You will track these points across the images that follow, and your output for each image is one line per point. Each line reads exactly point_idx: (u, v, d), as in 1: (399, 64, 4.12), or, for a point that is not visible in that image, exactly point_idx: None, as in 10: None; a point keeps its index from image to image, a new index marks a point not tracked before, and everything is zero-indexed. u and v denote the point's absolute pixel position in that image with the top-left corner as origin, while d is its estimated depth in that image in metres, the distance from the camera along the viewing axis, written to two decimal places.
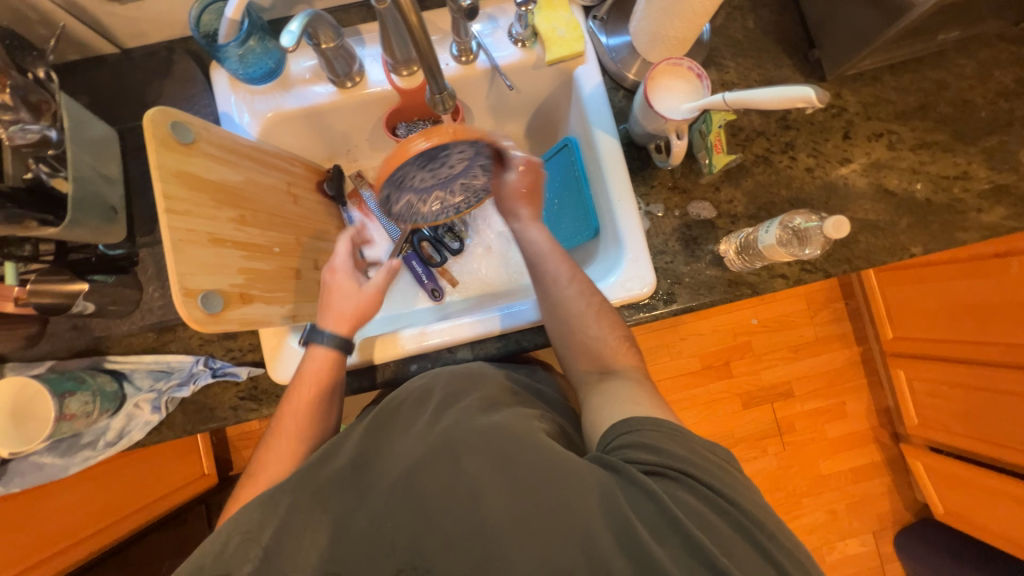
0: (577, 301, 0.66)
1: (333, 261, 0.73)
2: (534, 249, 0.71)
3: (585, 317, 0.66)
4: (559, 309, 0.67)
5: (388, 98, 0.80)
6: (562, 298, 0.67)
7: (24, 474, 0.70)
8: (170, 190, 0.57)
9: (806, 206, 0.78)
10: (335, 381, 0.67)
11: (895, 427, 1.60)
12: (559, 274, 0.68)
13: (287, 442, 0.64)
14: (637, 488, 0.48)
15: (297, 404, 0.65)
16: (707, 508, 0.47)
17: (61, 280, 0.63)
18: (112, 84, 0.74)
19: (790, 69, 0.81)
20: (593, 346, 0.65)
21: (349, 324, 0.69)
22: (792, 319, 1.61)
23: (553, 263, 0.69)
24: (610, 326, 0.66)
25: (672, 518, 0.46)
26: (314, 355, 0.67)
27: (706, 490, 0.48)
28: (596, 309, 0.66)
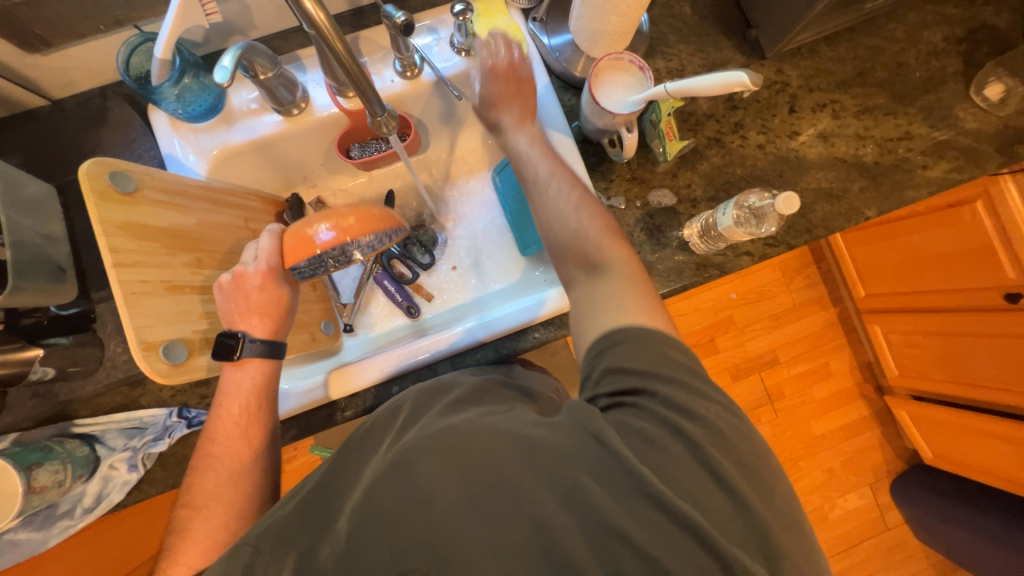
0: (557, 197, 0.62)
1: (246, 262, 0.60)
2: (523, 151, 0.67)
3: (568, 208, 0.61)
4: (544, 207, 0.63)
5: (337, 121, 0.79)
6: (543, 195, 0.63)
7: (1, 554, 0.67)
8: (116, 243, 0.55)
9: (762, 182, 0.80)
10: (267, 408, 0.62)
11: (877, 380, 1.65)
12: (543, 172, 0.64)
13: (228, 483, 0.57)
14: (600, 442, 0.45)
15: (233, 439, 0.59)
16: (663, 436, 0.45)
17: (14, 348, 0.60)
18: (45, 138, 0.71)
19: (731, 51, 0.82)
20: (577, 236, 0.59)
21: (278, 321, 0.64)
22: (768, 289, 1.64)
23: (534, 164, 0.65)
24: (599, 222, 0.60)
25: (629, 465, 0.43)
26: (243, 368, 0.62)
27: (664, 416, 0.46)
28: (578, 199, 0.61)
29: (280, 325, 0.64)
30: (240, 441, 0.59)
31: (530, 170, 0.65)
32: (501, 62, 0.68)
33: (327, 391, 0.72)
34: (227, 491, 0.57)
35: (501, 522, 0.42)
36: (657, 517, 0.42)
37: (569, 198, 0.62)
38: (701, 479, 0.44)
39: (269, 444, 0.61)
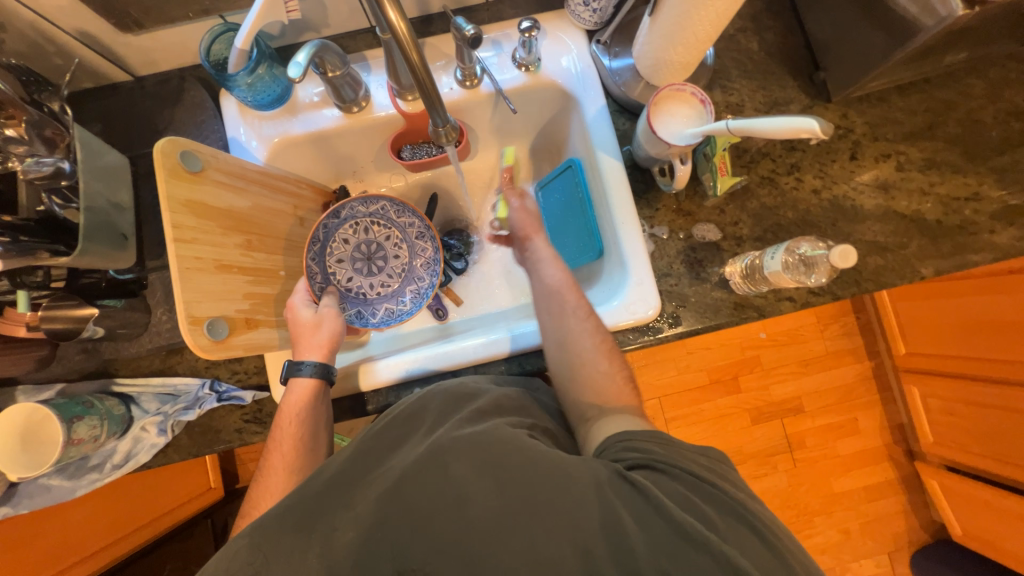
0: (584, 335, 0.64)
1: (293, 300, 0.71)
2: (555, 281, 0.70)
3: (590, 349, 0.64)
4: (567, 341, 0.65)
5: (393, 122, 0.81)
6: (570, 331, 0.65)
7: (32, 496, 0.70)
8: (179, 220, 0.58)
9: (813, 228, 0.77)
10: (317, 408, 0.65)
11: (909, 444, 1.56)
12: (558, 284, 0.69)
13: (278, 471, 0.61)
14: (625, 480, 0.47)
15: (286, 433, 0.62)
16: (689, 491, 0.47)
17: (72, 306, 0.64)
18: (125, 110, 0.76)
19: (795, 91, 0.80)
20: (591, 376, 0.62)
21: (321, 350, 0.67)
22: (802, 333, 1.58)
23: (570, 298, 0.68)
24: (602, 346, 0.65)
25: (657, 503, 0.45)
26: (294, 388, 0.65)
27: (690, 477, 0.48)
28: (594, 330, 0.65)
29: (322, 340, 0.68)
30: (290, 435, 0.62)
31: (547, 282, 0.70)
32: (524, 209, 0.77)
33: (352, 382, 0.74)
34: (275, 478, 0.61)
35: (534, 534, 0.44)
36: (683, 550, 0.43)
37: (580, 321, 0.65)
38: (730, 523, 0.45)
39: (319, 443, 0.63)
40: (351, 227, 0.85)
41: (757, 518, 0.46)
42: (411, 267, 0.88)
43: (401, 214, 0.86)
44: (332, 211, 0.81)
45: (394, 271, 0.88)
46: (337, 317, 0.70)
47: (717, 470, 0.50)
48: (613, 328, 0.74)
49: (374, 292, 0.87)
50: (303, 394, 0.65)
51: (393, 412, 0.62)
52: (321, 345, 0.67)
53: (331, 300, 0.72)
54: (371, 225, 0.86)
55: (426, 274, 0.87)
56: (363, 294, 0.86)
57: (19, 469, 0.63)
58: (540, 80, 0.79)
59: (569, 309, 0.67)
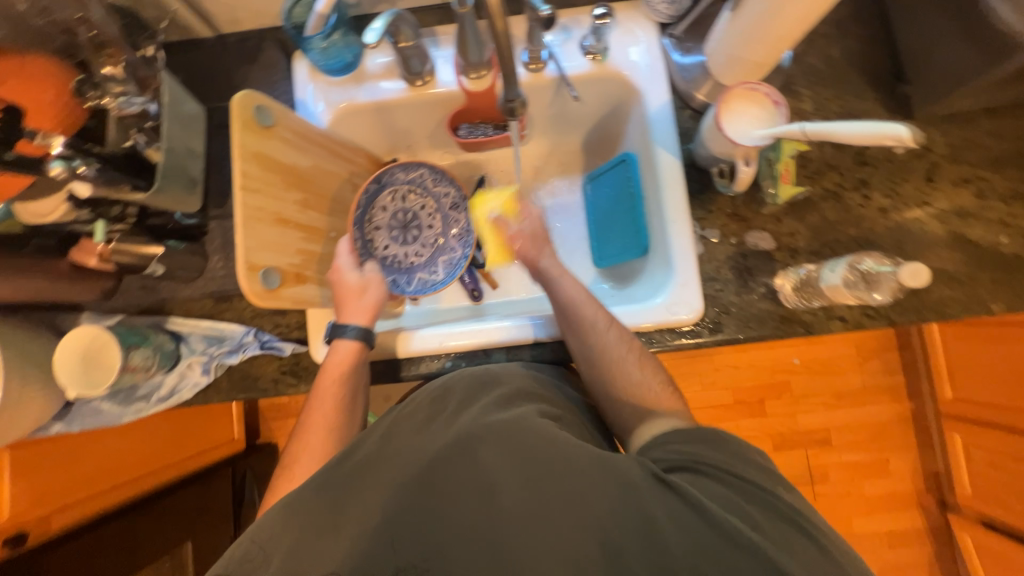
0: (617, 346, 0.64)
1: (337, 261, 0.72)
2: (575, 293, 0.68)
3: (626, 361, 0.64)
4: (597, 356, 0.64)
5: (454, 99, 0.82)
6: (602, 344, 0.65)
7: (84, 417, 0.75)
8: (248, 169, 0.60)
9: (875, 248, 0.73)
10: (357, 372, 0.67)
11: (943, 494, 1.48)
12: (576, 298, 0.67)
13: (317, 429, 0.64)
14: (665, 484, 0.47)
15: (328, 392, 0.65)
16: (733, 493, 0.47)
17: (139, 243, 0.67)
18: (205, 65, 0.80)
19: (872, 104, 0.77)
20: (632, 390, 0.62)
21: (367, 315, 0.69)
22: (839, 364, 1.51)
23: (590, 309, 0.66)
24: (634, 355, 0.64)
25: (704, 509, 0.45)
26: (338, 348, 0.68)
27: (726, 478, 0.48)
28: (624, 341, 0.65)
29: (367, 304, 0.70)
30: (331, 395, 0.64)
31: (565, 297, 0.68)
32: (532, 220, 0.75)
33: (386, 350, 0.75)
34: (314, 436, 0.63)
35: (562, 534, 0.44)
36: (726, 557, 0.43)
37: (605, 334, 0.65)
38: (775, 524, 0.45)
39: (355, 408, 0.66)
40: (391, 194, 0.86)
41: (807, 521, 0.46)
42: (446, 236, 0.88)
43: (438, 183, 0.87)
44: (374, 177, 0.82)
45: (427, 243, 0.87)
46: (382, 284, 0.72)
47: (759, 467, 0.50)
48: (651, 326, 0.72)
49: (408, 261, 0.87)
50: (346, 354, 0.67)
51: (420, 398, 0.63)
52: (365, 309, 0.70)
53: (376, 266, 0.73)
54: (408, 192, 0.87)
55: (460, 246, 0.87)
56: (398, 261, 0.86)
57: (76, 386, 0.65)
58: (605, 69, 0.79)
59: (591, 322, 0.66)
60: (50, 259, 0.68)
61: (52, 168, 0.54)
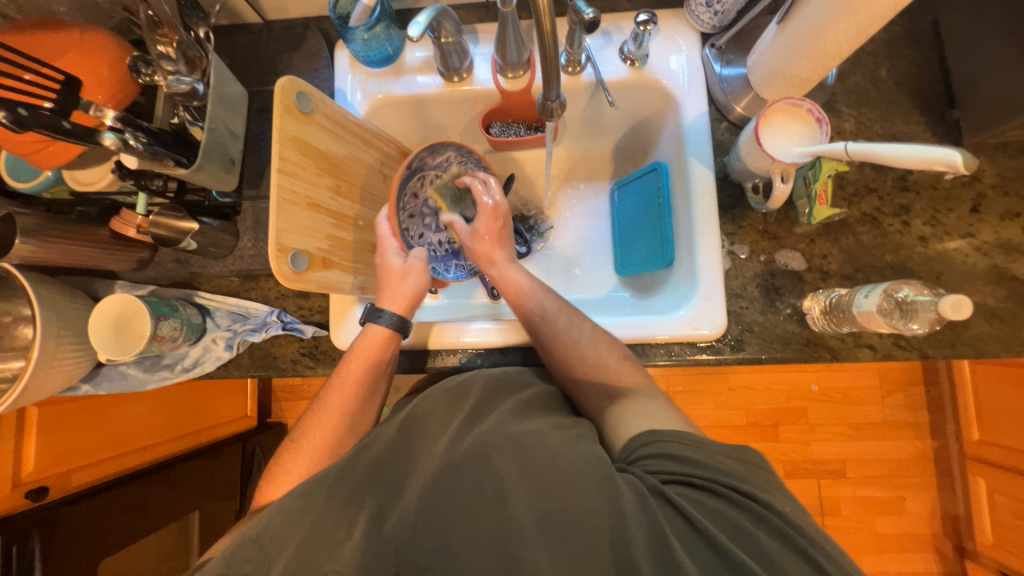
0: (572, 330, 0.66)
1: (383, 246, 0.72)
2: (528, 282, 0.72)
3: (581, 344, 0.65)
4: (556, 342, 0.66)
5: (489, 97, 0.82)
6: (556, 331, 0.67)
7: (111, 381, 0.77)
8: (285, 153, 0.62)
9: (912, 277, 0.71)
10: (382, 362, 0.67)
11: (961, 539, 1.41)
12: (584, 341, 0.65)
13: (331, 412, 0.64)
14: (664, 501, 0.46)
15: (349, 376, 0.65)
16: (735, 513, 0.45)
17: (177, 217, 0.70)
18: (251, 49, 0.82)
19: (919, 128, 0.74)
20: (592, 370, 0.64)
21: (406, 304, 0.69)
22: (860, 394, 1.46)
23: (541, 298, 0.70)
24: (593, 335, 0.66)
25: (705, 532, 0.44)
26: (370, 333, 0.67)
27: (743, 505, 0.45)
28: (575, 321, 0.67)
29: (406, 291, 0.69)
30: (354, 379, 0.65)
31: (571, 338, 0.66)
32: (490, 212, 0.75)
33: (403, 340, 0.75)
34: (326, 419, 0.64)
35: (576, 550, 0.44)
36: None
37: (561, 320, 0.68)
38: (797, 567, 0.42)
39: (374, 395, 0.67)
40: (420, 181, 0.77)
41: (815, 550, 0.43)
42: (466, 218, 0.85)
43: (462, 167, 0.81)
44: (408, 163, 0.72)
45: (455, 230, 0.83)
46: (423, 273, 0.71)
47: (764, 484, 0.48)
48: (672, 339, 0.71)
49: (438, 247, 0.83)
50: (376, 341, 0.67)
51: (437, 392, 0.62)
52: (404, 298, 0.69)
53: (421, 253, 0.72)
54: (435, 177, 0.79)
55: None
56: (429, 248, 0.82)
57: (106, 350, 0.69)
58: (643, 76, 0.78)
59: (543, 311, 0.69)
60: (92, 226, 0.70)
61: (104, 138, 0.55)
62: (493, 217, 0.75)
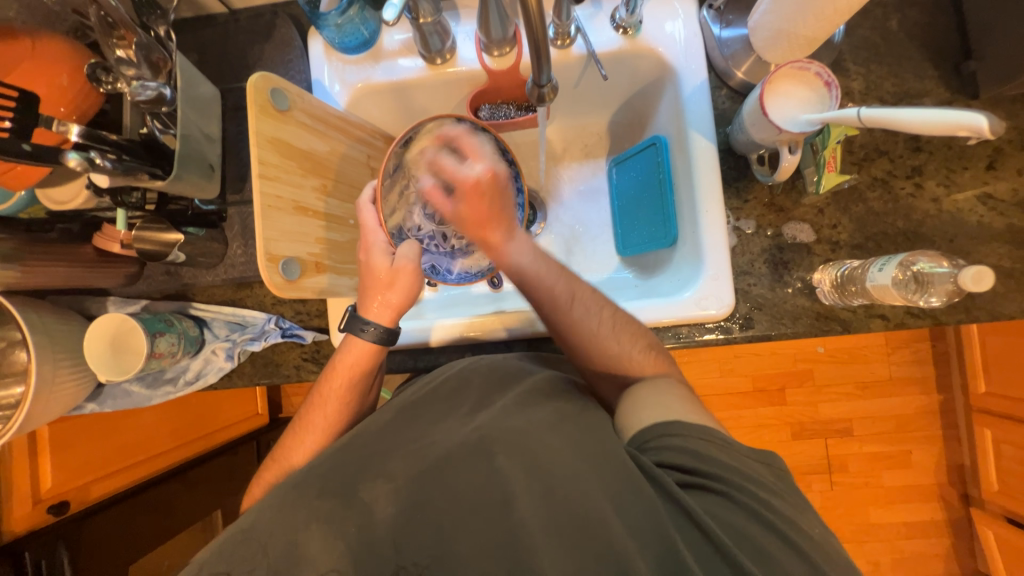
0: (590, 318, 0.62)
1: (365, 236, 0.64)
2: (531, 266, 0.63)
3: (601, 336, 0.62)
4: (578, 326, 0.62)
5: (476, 77, 0.78)
6: (580, 317, 0.62)
7: (115, 398, 0.76)
8: (265, 156, 0.58)
9: (924, 241, 0.68)
10: (371, 376, 0.65)
11: (966, 488, 1.44)
12: (604, 332, 0.62)
13: (316, 430, 0.63)
14: (677, 504, 0.45)
15: (334, 395, 0.64)
16: (749, 523, 0.44)
17: (159, 229, 0.67)
18: (219, 44, 0.77)
19: (932, 82, 0.70)
20: (617, 362, 0.62)
21: (391, 314, 0.63)
22: (866, 353, 1.45)
23: (553, 281, 0.62)
24: (612, 320, 0.63)
25: (719, 544, 0.43)
26: (353, 346, 0.64)
27: (756, 509, 0.45)
28: (602, 304, 0.63)
29: (394, 300, 0.63)
30: (338, 398, 0.63)
31: (588, 329, 0.62)
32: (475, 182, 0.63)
33: (405, 340, 0.74)
34: (310, 439, 0.63)
35: (582, 557, 0.43)
36: None
37: (584, 305, 0.62)
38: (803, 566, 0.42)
39: (362, 407, 0.66)
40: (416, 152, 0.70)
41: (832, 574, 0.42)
42: None
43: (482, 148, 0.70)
44: (404, 138, 0.65)
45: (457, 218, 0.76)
46: (411, 274, 0.63)
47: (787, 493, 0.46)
48: (678, 321, 0.69)
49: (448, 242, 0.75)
50: (361, 354, 0.63)
51: (440, 380, 0.63)
52: (392, 305, 0.63)
53: (409, 250, 0.63)
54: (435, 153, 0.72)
55: None
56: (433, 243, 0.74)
57: (105, 372, 0.68)
58: (637, 45, 0.73)
59: (556, 298, 0.62)
60: (75, 245, 0.68)
61: (69, 159, 0.53)
62: (477, 194, 0.63)
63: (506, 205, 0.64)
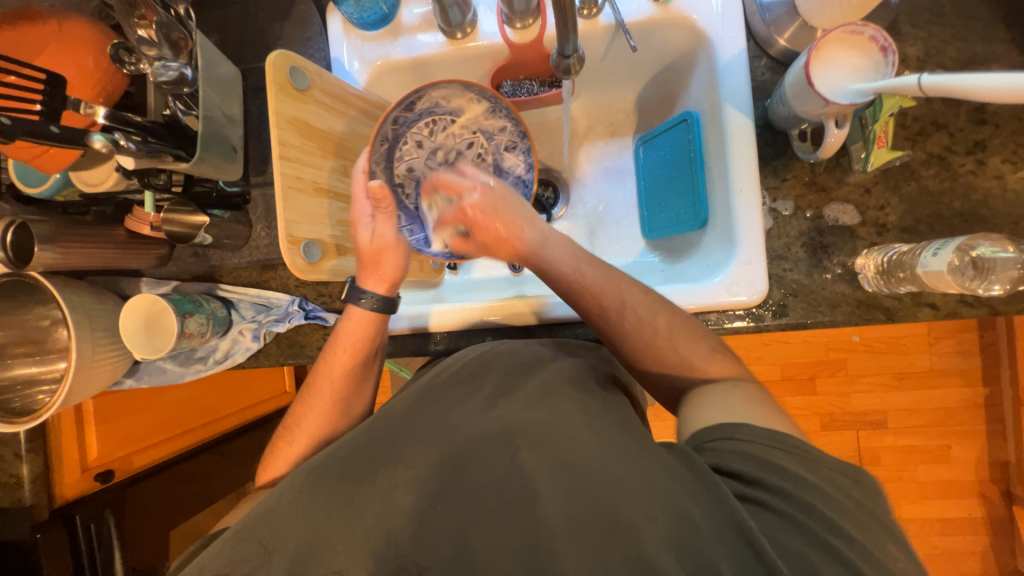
0: (648, 326, 0.60)
1: (353, 214, 0.64)
2: (574, 273, 0.63)
3: (662, 345, 0.59)
4: (637, 334, 0.60)
5: (497, 52, 0.75)
6: (639, 323, 0.60)
7: (150, 375, 0.80)
8: (285, 137, 0.58)
9: (984, 224, 0.63)
10: (372, 342, 0.65)
11: (1010, 485, 1.37)
12: (661, 340, 0.59)
13: (323, 396, 0.64)
14: (726, 512, 0.42)
15: (338, 360, 0.65)
16: (807, 547, 0.41)
17: (186, 212, 0.68)
18: (238, 23, 0.76)
19: (1004, 46, 0.63)
20: (678, 374, 0.59)
21: (384, 284, 0.64)
22: (905, 343, 1.38)
23: (608, 291, 0.61)
24: (676, 325, 0.60)
25: (769, 561, 0.40)
26: (353, 315, 0.65)
27: (815, 530, 0.41)
28: (659, 308, 0.61)
29: (387, 272, 0.64)
30: (343, 363, 0.64)
31: (646, 337, 0.60)
32: (479, 213, 0.67)
33: (424, 322, 0.73)
34: (319, 402, 0.64)
35: (606, 559, 0.42)
36: None
37: (642, 310, 0.60)
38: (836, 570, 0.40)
39: (368, 374, 0.67)
40: (429, 122, 0.72)
41: None
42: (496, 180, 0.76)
43: (490, 114, 0.72)
44: (404, 101, 0.66)
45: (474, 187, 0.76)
46: (393, 245, 0.64)
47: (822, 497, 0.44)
48: (707, 308, 0.66)
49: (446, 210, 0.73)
50: (361, 322, 0.64)
51: (460, 365, 0.62)
52: (385, 277, 0.64)
53: (390, 222, 0.63)
54: (450, 125, 0.73)
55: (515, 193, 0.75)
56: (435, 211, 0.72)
57: (140, 350, 0.71)
58: (670, 12, 0.69)
59: (603, 309, 0.61)
60: (108, 227, 0.70)
61: (96, 141, 0.54)
62: (485, 214, 0.66)
63: (511, 211, 0.66)
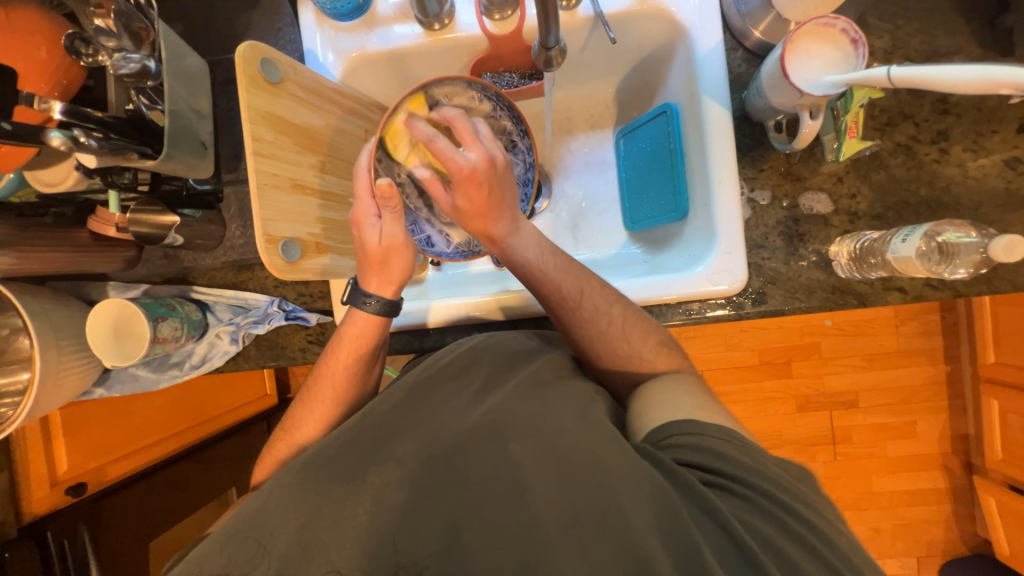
0: (601, 319, 0.61)
1: (354, 210, 0.60)
2: (538, 263, 0.62)
3: (615, 337, 0.61)
4: (589, 325, 0.61)
5: (476, 44, 0.74)
6: (594, 316, 0.61)
7: (122, 383, 0.76)
8: (259, 132, 0.56)
9: (947, 210, 0.65)
10: (375, 344, 0.64)
11: (970, 457, 1.45)
12: (614, 331, 0.61)
13: (324, 400, 0.63)
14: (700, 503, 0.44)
15: (340, 363, 0.63)
16: (776, 533, 0.43)
17: (155, 212, 0.64)
18: (204, 13, 0.73)
19: (964, 39, 0.65)
20: (632, 363, 0.61)
21: (393, 288, 0.63)
22: (874, 326, 1.44)
23: (565, 279, 0.61)
24: (630, 317, 0.62)
25: (742, 545, 0.42)
26: (357, 318, 0.63)
27: (780, 516, 0.44)
28: (614, 300, 0.62)
29: (395, 274, 0.62)
30: (345, 366, 0.63)
31: (598, 328, 0.61)
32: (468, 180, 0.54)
33: (410, 320, 0.73)
34: (319, 406, 0.63)
35: (595, 546, 0.43)
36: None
37: (602, 300, 0.61)
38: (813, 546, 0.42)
39: (370, 375, 0.66)
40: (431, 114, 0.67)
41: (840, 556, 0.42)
42: None
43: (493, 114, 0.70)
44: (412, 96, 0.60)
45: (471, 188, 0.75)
46: (403, 247, 0.61)
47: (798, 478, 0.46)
48: (689, 297, 0.68)
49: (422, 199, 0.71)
50: (366, 327, 0.63)
51: (445, 359, 0.61)
52: (392, 279, 0.62)
53: (400, 223, 0.59)
54: None
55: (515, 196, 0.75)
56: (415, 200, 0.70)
57: (109, 358, 0.68)
58: (647, 4, 0.69)
59: (563, 297, 0.61)
60: (70, 229, 0.67)
61: (52, 138, 0.50)
62: (471, 183, 0.54)
63: (501, 193, 0.57)
